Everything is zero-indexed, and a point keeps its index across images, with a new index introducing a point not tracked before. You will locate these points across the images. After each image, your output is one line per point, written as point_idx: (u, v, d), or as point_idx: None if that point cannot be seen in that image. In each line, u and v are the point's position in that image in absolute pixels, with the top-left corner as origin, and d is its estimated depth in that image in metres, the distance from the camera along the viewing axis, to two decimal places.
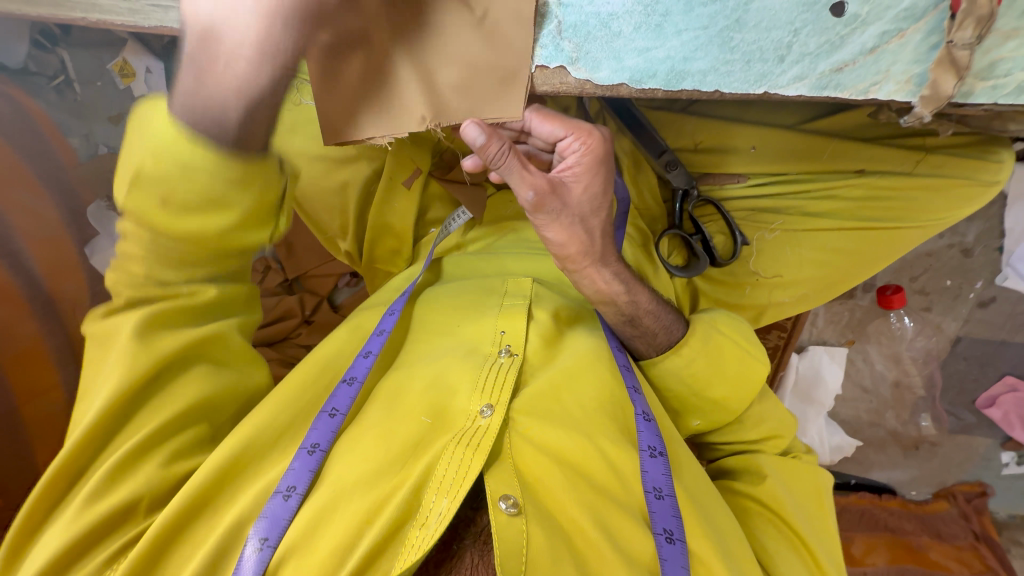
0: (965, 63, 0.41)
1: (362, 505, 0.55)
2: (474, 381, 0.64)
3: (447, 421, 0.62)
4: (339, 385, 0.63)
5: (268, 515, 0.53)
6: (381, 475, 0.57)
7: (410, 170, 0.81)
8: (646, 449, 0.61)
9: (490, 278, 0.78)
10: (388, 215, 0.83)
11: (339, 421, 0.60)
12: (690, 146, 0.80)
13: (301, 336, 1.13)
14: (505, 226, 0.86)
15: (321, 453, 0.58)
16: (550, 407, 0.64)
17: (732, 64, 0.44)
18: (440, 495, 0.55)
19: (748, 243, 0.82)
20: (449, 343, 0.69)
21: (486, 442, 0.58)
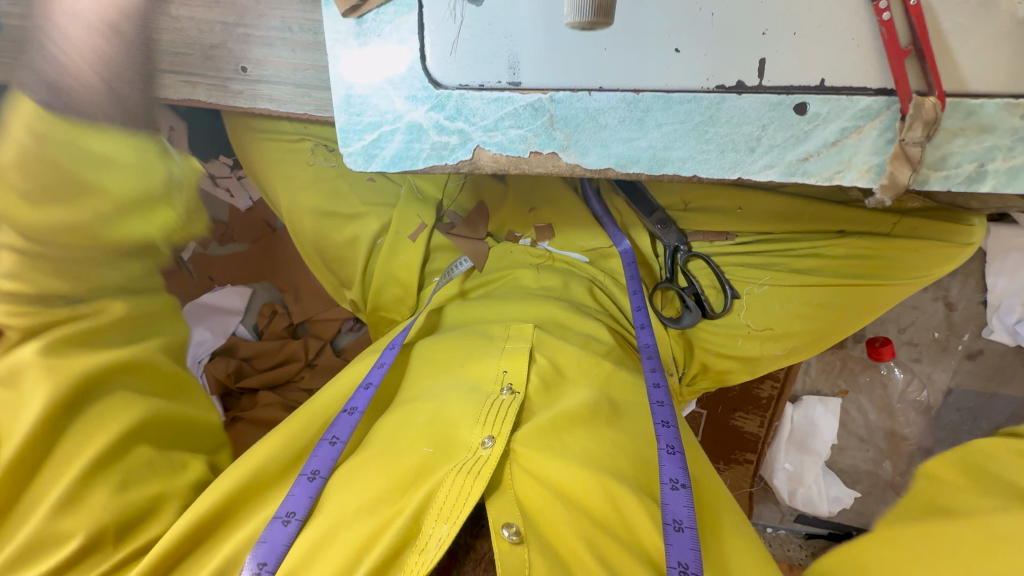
0: (916, 161, 0.45)
1: (364, 532, 0.57)
2: (475, 416, 0.66)
3: (449, 450, 0.64)
4: (340, 415, 0.68)
5: (268, 540, 0.56)
6: (380, 502, 0.59)
7: (415, 224, 0.86)
8: (669, 481, 0.64)
9: (491, 323, 0.81)
10: (393, 265, 0.87)
11: (338, 449, 0.65)
12: (680, 206, 0.87)
13: (303, 380, 1.16)
14: (506, 274, 0.90)
15: (321, 479, 0.62)
16: (550, 443, 0.66)
17: (708, 153, 0.48)
18: (440, 518, 0.57)
19: (739, 297, 0.85)
20: (450, 383, 0.72)
21: (488, 469, 0.60)
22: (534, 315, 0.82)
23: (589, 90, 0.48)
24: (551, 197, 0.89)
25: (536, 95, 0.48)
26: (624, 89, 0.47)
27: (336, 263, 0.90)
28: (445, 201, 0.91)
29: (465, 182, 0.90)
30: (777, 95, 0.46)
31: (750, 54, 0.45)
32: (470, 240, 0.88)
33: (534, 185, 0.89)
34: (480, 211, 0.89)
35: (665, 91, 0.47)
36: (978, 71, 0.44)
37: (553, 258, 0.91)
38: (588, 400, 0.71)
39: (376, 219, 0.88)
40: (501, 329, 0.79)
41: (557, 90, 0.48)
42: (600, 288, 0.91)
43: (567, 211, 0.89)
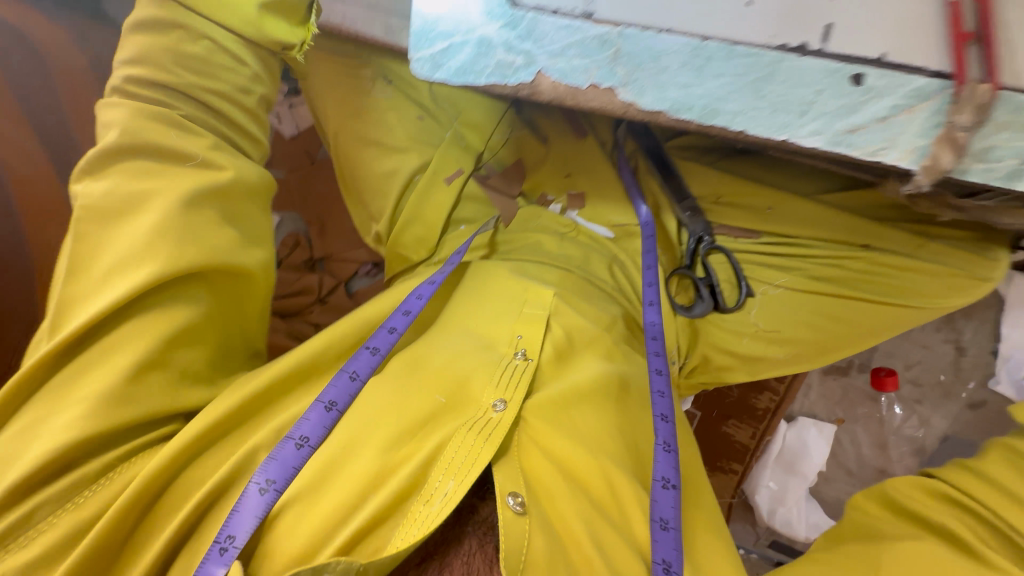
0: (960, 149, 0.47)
1: (371, 469, 0.57)
2: (490, 378, 0.66)
3: (460, 405, 0.64)
4: (362, 352, 0.66)
5: (278, 459, 0.55)
6: (392, 444, 0.59)
7: (453, 168, 0.91)
8: (660, 480, 0.64)
9: (512, 277, 0.79)
10: (423, 205, 0.89)
11: (357, 387, 0.62)
12: (711, 199, 0.90)
13: (312, 314, 1.17)
14: (529, 235, 0.91)
15: (337, 412, 0.60)
16: (559, 418, 0.65)
17: (760, 110, 0.50)
18: (443, 475, 0.57)
19: (752, 295, 0.87)
20: (470, 336, 0.72)
21: (497, 435, 0.60)
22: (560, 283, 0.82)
23: (658, 30, 0.50)
24: (586, 165, 0.92)
25: (607, 28, 0.50)
26: (691, 35, 0.49)
27: (370, 191, 0.92)
28: (486, 152, 0.96)
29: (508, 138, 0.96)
30: (837, 62, 0.48)
31: (819, 18, 0.47)
32: (502, 196, 0.95)
33: (571, 151, 0.92)
34: (516, 169, 0.93)
35: (731, 42, 0.49)
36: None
37: (577, 230, 0.92)
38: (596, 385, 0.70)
39: (417, 156, 0.90)
40: (523, 291, 0.77)
41: (627, 26, 0.50)
42: (619, 267, 0.92)
43: (600, 181, 0.92)
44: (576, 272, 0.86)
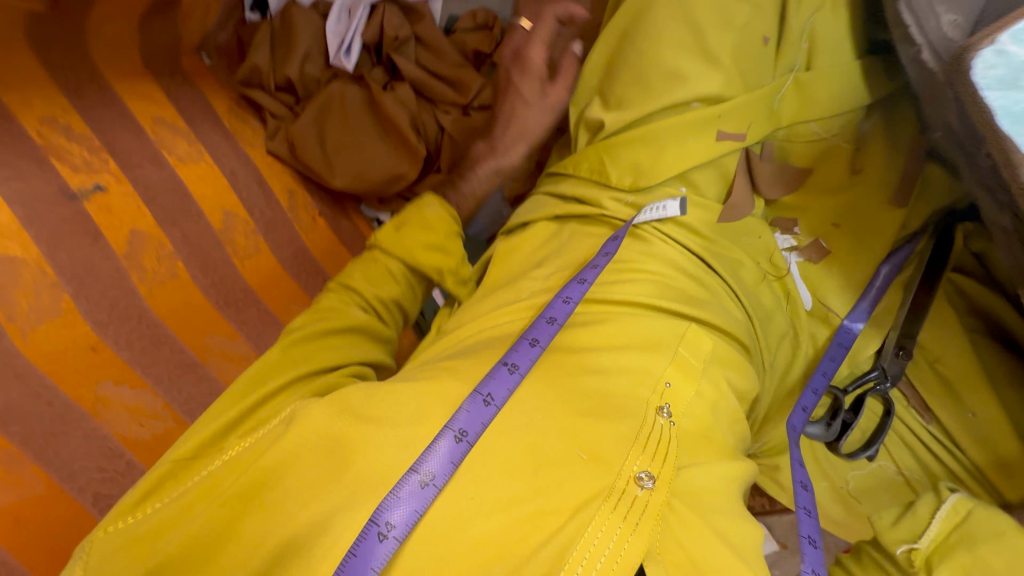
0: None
1: (495, 535, 0.41)
2: (629, 434, 0.49)
3: (606, 462, 0.47)
4: (497, 368, 0.52)
5: (404, 500, 0.42)
6: (524, 502, 0.43)
7: (739, 127, 0.68)
8: None
9: (690, 302, 0.63)
10: (676, 139, 0.68)
11: (491, 413, 0.48)
12: (925, 356, 0.77)
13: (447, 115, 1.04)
14: (744, 260, 0.72)
15: (466, 445, 0.46)
16: (700, 504, 0.48)
17: None
18: (581, 566, 0.41)
19: (871, 458, 0.75)
20: (623, 356, 0.55)
21: (645, 527, 0.43)
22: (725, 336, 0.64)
23: None
24: (862, 226, 0.73)
25: None
26: None
27: (628, 80, 0.70)
28: (780, 133, 0.71)
29: (823, 141, 0.72)
30: None
31: None
32: (746, 185, 0.72)
33: (856, 200, 0.73)
34: (795, 174, 0.73)
35: None
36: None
37: (782, 278, 0.75)
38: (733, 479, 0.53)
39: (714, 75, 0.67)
40: (687, 330, 0.60)
41: None
42: (794, 348, 0.75)
43: (859, 253, 0.74)
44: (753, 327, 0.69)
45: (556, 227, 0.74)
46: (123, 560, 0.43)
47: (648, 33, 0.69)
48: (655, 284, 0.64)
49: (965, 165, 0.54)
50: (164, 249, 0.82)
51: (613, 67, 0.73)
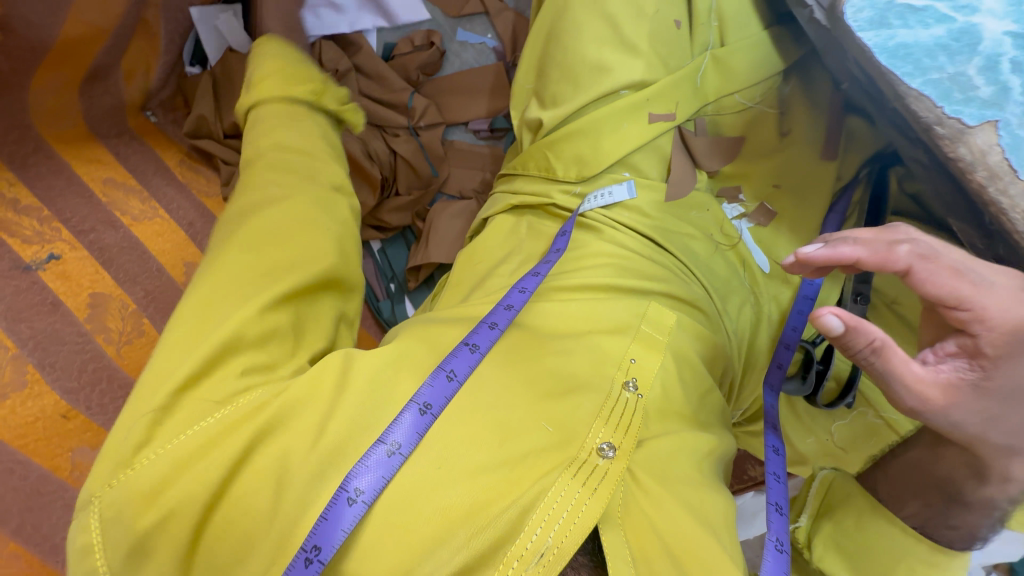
0: (960, 394, 0.43)
1: (461, 503, 0.42)
2: (593, 408, 0.50)
3: (569, 434, 0.48)
4: (460, 347, 0.51)
5: (371, 468, 0.42)
6: (485, 470, 0.43)
7: (667, 108, 0.72)
8: (776, 541, 0.52)
9: (641, 279, 0.65)
10: (612, 127, 0.71)
11: (455, 389, 0.48)
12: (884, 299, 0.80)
13: (397, 138, 1.02)
14: (694, 229, 0.76)
15: (431, 417, 0.45)
16: (664, 468, 0.49)
17: None
18: (541, 527, 0.41)
19: (848, 406, 0.78)
20: (587, 337, 0.57)
21: (604, 490, 0.44)
22: (678, 308, 0.65)
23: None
24: (803, 187, 0.77)
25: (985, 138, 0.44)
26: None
27: (559, 76, 0.73)
28: (711, 109, 0.75)
29: (750, 108, 0.76)
30: None
31: None
32: (689, 161, 0.76)
33: (796, 161, 0.76)
34: (731, 144, 0.77)
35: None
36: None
37: (736, 247, 0.77)
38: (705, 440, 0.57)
39: (641, 65, 0.70)
40: (647, 309, 0.61)
41: None
42: (759, 316, 0.77)
43: (803, 212, 0.77)
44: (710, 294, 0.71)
45: (513, 227, 0.75)
46: (132, 517, 0.41)
47: (572, 29, 0.72)
48: (613, 267, 0.66)
49: (876, 111, 0.58)
50: (126, 308, 0.81)
51: (545, 65, 0.76)
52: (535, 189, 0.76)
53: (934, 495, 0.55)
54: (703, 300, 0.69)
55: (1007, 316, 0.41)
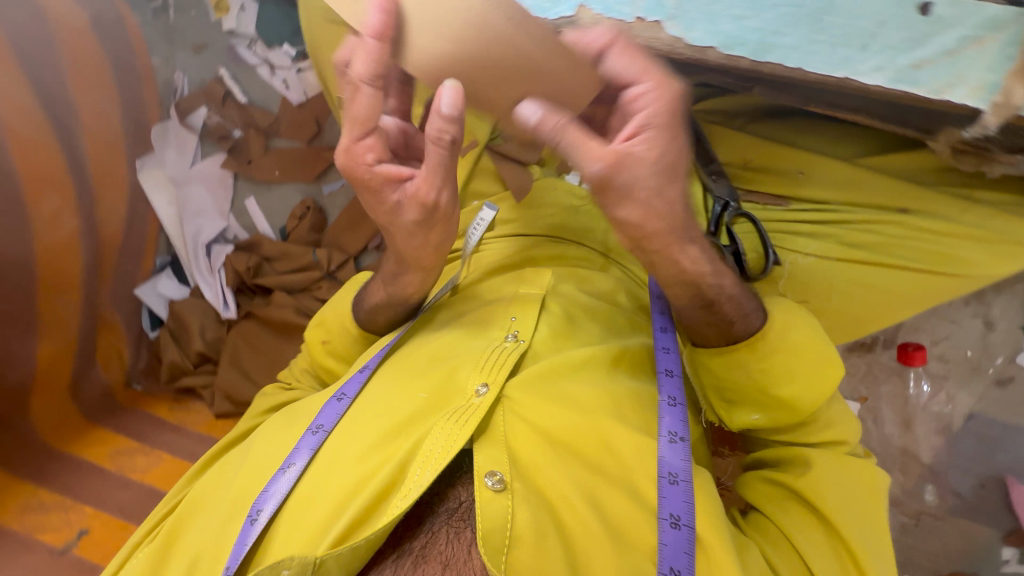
0: (657, 142, 0.49)
1: (351, 479, 0.61)
2: (475, 364, 0.67)
3: (445, 397, 0.66)
4: (353, 374, 0.72)
5: (269, 489, 0.62)
6: (374, 448, 0.63)
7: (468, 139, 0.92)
8: (668, 434, 0.63)
9: (509, 267, 0.83)
10: None
11: (343, 406, 0.68)
12: (739, 164, 0.87)
13: (320, 290, 1.15)
14: (548, 209, 0.89)
15: (323, 433, 0.66)
16: (549, 388, 0.66)
17: (819, 43, 0.49)
18: (421, 468, 0.60)
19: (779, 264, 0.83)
20: (464, 320, 0.74)
21: (475, 420, 0.62)
22: (555, 267, 0.82)
23: None
24: None
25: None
26: None
27: None
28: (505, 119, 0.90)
29: None
30: None
31: None
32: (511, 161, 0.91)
33: None
34: None
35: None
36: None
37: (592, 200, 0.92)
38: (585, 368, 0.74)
39: None
40: (524, 273, 0.80)
41: None
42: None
43: None
44: (576, 244, 0.86)
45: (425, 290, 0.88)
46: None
47: None
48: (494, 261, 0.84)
49: None
50: None
51: None
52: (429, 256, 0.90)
53: (731, 333, 0.66)
54: (580, 251, 0.86)
55: (660, 102, 0.49)
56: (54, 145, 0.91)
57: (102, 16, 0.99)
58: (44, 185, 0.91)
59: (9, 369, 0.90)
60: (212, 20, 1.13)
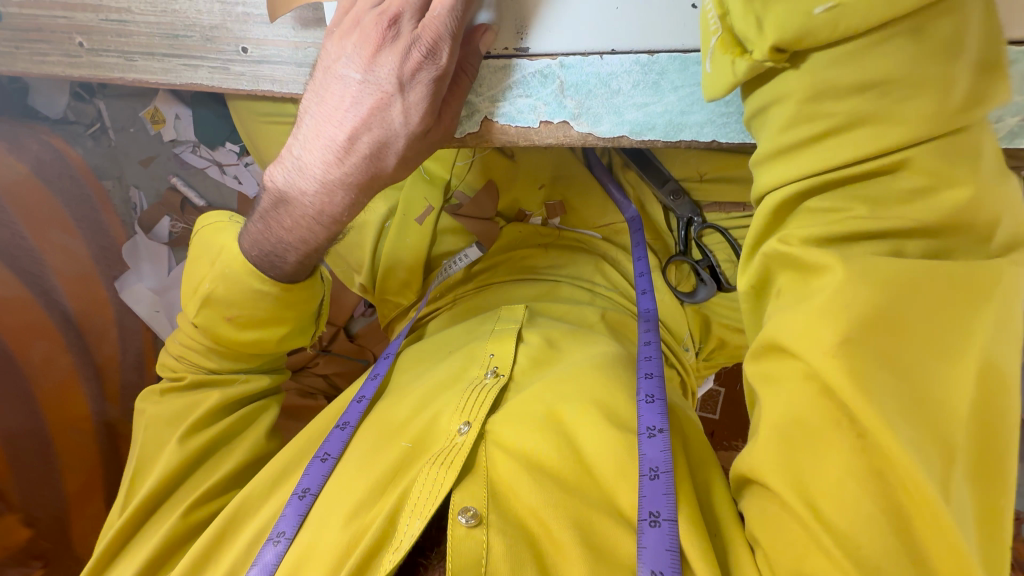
0: None
1: (342, 540, 0.57)
2: (459, 403, 0.66)
3: (428, 443, 0.64)
4: (333, 431, 0.70)
5: (260, 561, 0.58)
6: (363, 505, 0.60)
7: (424, 206, 0.89)
8: (646, 430, 0.58)
9: (488, 313, 0.82)
10: (400, 248, 0.89)
11: (330, 464, 0.65)
12: (695, 177, 0.84)
13: (318, 365, 1.18)
14: (518, 257, 0.91)
15: (311, 496, 0.63)
16: (531, 415, 0.63)
17: (728, 116, 0.49)
18: (410, 520, 0.56)
19: None
20: (444, 365, 0.73)
21: (460, 460, 0.59)
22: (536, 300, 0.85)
23: (600, 54, 0.50)
24: (563, 173, 0.87)
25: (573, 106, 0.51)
26: (637, 52, 0.49)
27: (345, 248, 0.91)
28: (453, 180, 0.90)
29: (473, 161, 0.87)
30: None
31: None
32: (479, 220, 0.90)
33: (541, 160, 0.86)
34: (489, 190, 0.88)
35: (681, 52, 0.48)
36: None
37: (563, 236, 0.91)
38: (861, 41, 0.39)
39: (384, 203, 0.90)
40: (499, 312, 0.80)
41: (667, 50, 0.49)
42: (611, 263, 0.90)
43: (580, 187, 0.87)
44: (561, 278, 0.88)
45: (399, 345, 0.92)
46: None
47: None
48: (481, 301, 0.87)
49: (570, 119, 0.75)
50: None
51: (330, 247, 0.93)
52: (408, 307, 0.95)
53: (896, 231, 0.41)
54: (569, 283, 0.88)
55: None
56: (32, 296, 0.91)
57: (41, 159, 1.01)
58: (35, 334, 0.90)
59: (40, 514, 0.87)
60: (152, 132, 1.13)
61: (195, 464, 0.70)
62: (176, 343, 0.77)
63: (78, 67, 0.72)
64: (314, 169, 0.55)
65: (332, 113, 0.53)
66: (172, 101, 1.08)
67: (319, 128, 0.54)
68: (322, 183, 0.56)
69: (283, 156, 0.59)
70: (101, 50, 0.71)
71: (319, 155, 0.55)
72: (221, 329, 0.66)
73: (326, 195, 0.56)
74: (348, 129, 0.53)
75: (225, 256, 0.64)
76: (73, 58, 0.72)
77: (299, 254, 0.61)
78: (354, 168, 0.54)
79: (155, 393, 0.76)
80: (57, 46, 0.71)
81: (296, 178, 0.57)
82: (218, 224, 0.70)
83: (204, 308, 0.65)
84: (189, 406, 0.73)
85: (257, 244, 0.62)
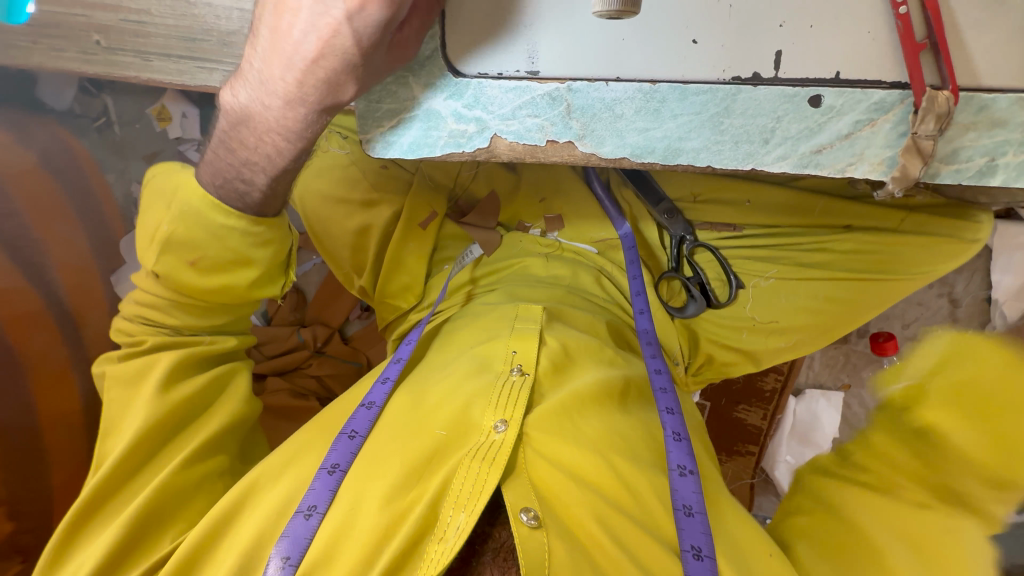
0: None
1: (379, 523, 0.59)
2: (485, 399, 0.69)
3: (463, 434, 0.67)
4: (359, 410, 0.71)
5: (290, 534, 0.59)
6: (397, 490, 0.62)
7: (427, 211, 0.91)
8: (678, 468, 0.65)
9: (503, 304, 0.84)
10: (405, 253, 0.91)
11: (357, 443, 0.67)
12: (688, 197, 0.87)
13: (311, 366, 1.17)
14: (515, 264, 0.93)
15: (340, 472, 0.64)
16: (563, 424, 0.66)
17: (722, 144, 0.52)
18: (455, 510, 0.59)
19: (743, 287, 0.86)
20: (451, 365, 0.75)
21: (501, 456, 0.62)
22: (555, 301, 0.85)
23: (606, 80, 0.52)
24: (561, 187, 0.90)
25: (557, 86, 0.53)
26: (640, 80, 0.52)
27: (347, 252, 0.93)
28: (457, 189, 0.94)
29: (477, 172, 0.92)
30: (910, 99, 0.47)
31: (767, 46, 0.48)
32: (481, 229, 0.92)
33: (540, 176, 0.90)
34: (491, 200, 0.92)
35: (681, 83, 0.51)
36: (982, 42, 0.45)
37: (563, 247, 0.93)
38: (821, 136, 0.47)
39: (388, 208, 0.90)
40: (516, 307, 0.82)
41: (667, 79, 0.51)
42: (607, 276, 0.94)
43: (577, 201, 0.90)
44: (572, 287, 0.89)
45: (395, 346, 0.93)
46: None
47: (327, 214, 0.91)
48: (489, 293, 0.89)
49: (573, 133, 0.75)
50: None
51: (330, 249, 0.94)
52: (405, 305, 0.94)
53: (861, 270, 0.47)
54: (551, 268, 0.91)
55: None
56: (33, 289, 0.91)
57: (47, 149, 1.02)
58: (32, 326, 0.90)
59: (24, 508, 0.84)
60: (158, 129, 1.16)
61: (172, 423, 0.69)
62: (130, 304, 0.74)
63: (93, 63, 0.74)
64: (274, 87, 0.55)
65: (288, 29, 0.51)
66: (180, 99, 1.12)
67: (277, 40, 0.52)
68: (284, 101, 0.56)
69: (242, 71, 0.57)
70: (117, 48, 0.72)
71: (276, 72, 0.54)
72: (184, 276, 0.68)
73: (288, 113, 0.56)
74: (303, 46, 0.51)
75: (182, 196, 0.65)
76: (89, 55, 0.73)
77: (264, 175, 0.63)
78: (313, 90, 0.54)
79: (114, 359, 0.72)
80: (74, 43, 0.73)
81: (255, 96, 0.57)
82: (171, 178, 0.68)
83: (165, 255, 0.66)
84: (149, 365, 0.70)
85: (218, 172, 0.64)
